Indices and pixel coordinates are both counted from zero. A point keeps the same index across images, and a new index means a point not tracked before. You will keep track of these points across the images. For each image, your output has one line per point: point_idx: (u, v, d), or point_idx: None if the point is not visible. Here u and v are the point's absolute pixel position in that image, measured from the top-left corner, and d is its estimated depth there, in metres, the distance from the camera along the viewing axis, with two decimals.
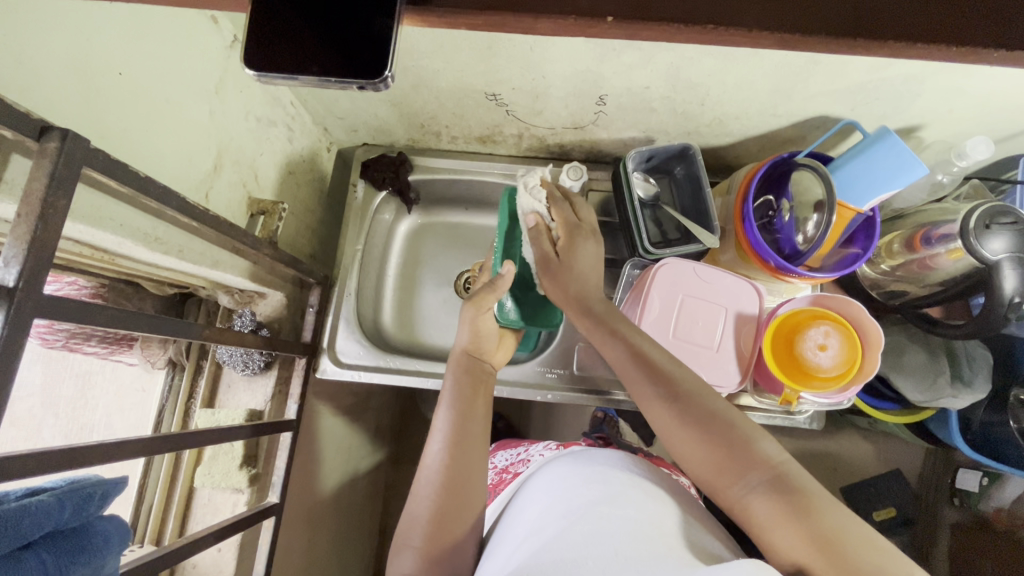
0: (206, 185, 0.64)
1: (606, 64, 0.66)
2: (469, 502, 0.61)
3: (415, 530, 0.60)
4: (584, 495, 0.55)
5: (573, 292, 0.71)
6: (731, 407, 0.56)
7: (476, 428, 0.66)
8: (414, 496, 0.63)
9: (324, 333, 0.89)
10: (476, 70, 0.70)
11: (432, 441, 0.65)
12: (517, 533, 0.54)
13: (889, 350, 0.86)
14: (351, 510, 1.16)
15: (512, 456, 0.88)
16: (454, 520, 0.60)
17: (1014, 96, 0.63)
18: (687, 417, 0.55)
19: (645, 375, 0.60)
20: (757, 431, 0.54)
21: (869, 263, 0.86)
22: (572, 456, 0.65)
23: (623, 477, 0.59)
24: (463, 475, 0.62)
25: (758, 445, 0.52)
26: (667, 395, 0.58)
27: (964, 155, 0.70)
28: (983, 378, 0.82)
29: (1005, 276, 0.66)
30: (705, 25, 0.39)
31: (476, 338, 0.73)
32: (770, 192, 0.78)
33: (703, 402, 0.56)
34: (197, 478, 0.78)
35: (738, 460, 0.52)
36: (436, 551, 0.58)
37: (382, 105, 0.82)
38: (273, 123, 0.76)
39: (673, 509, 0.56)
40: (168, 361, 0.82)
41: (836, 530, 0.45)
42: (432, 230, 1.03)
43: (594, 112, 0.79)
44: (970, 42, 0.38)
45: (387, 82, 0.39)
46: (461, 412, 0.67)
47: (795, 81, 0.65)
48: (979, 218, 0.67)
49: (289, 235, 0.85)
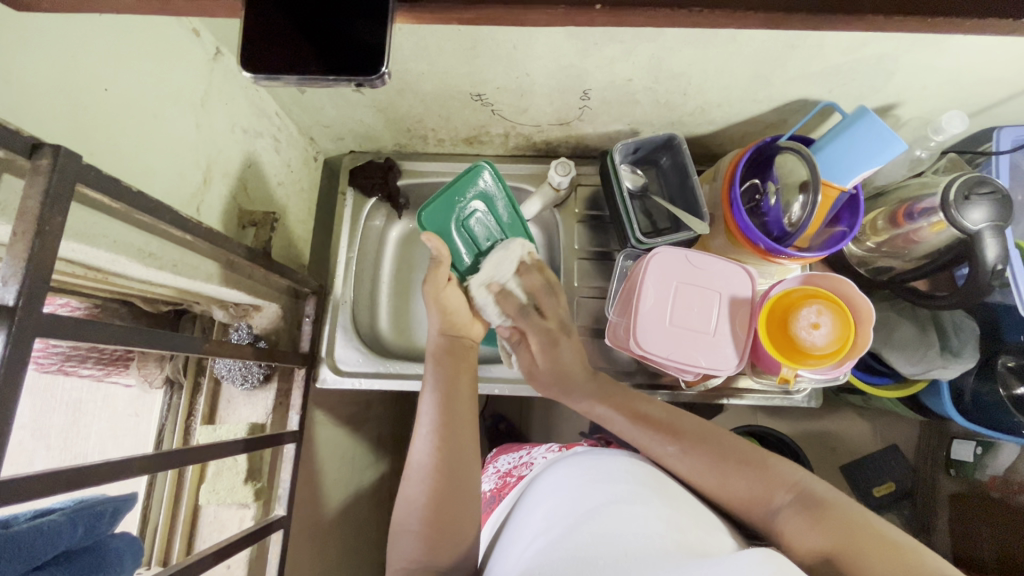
0: (196, 199, 0.63)
1: (589, 58, 0.67)
2: (462, 482, 0.62)
3: (412, 515, 0.60)
4: (591, 495, 0.55)
5: (557, 390, 0.75)
6: (742, 440, 0.60)
7: (461, 406, 0.68)
8: (408, 484, 0.63)
9: (321, 342, 0.88)
10: (461, 71, 0.71)
11: (420, 429, 0.66)
12: (525, 534, 0.55)
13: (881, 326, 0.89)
14: (357, 523, 1.15)
15: (513, 460, 0.88)
16: (449, 500, 0.60)
17: (983, 70, 0.65)
18: (702, 458, 0.60)
19: (658, 435, 0.63)
20: (770, 457, 0.58)
21: (855, 241, 0.88)
22: (578, 459, 0.66)
23: (627, 474, 0.60)
24: (455, 459, 0.63)
25: (773, 468, 0.56)
26: (677, 446, 0.61)
27: (939, 130, 0.70)
28: (971, 350, 0.85)
29: (986, 245, 0.68)
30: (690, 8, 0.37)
31: (443, 318, 0.75)
32: (755, 177, 0.79)
33: (715, 438, 0.61)
34: (201, 495, 0.77)
35: (762, 488, 0.55)
36: (437, 539, 0.58)
37: (368, 111, 0.82)
38: (260, 134, 0.76)
39: (682, 501, 0.56)
40: (165, 379, 0.79)
41: (857, 526, 0.47)
42: (423, 234, 1.04)
43: (578, 107, 0.79)
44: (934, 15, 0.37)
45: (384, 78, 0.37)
46: (445, 395, 0.68)
47: (774, 66, 0.67)
48: (958, 190, 0.69)
49: (282, 246, 0.84)
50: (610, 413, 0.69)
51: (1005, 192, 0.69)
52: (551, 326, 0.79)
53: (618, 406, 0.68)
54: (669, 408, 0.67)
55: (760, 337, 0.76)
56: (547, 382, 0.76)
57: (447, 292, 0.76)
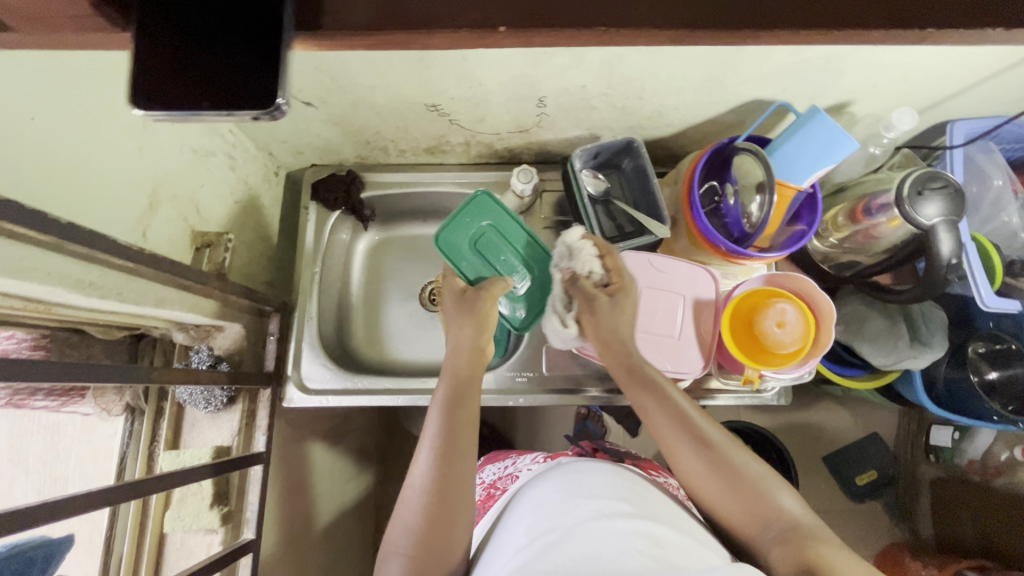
0: (141, 224, 0.62)
1: (540, 66, 0.67)
2: (455, 509, 0.60)
3: (403, 537, 0.58)
4: (574, 509, 0.56)
5: (608, 332, 0.72)
6: (753, 458, 0.60)
7: (465, 425, 0.65)
8: (402, 504, 0.61)
9: (287, 361, 0.87)
10: (413, 83, 0.71)
11: (422, 448, 0.64)
12: (505, 551, 0.55)
13: (852, 321, 0.94)
14: (342, 541, 1.13)
15: (499, 469, 0.87)
16: (441, 524, 0.58)
17: (931, 67, 0.65)
18: (713, 466, 0.60)
19: (679, 431, 0.62)
20: (775, 481, 0.58)
21: (818, 237, 0.88)
22: (563, 471, 0.66)
23: (606, 488, 0.60)
24: (453, 480, 0.61)
25: (776, 496, 0.57)
26: (698, 448, 0.61)
27: (890, 127, 0.71)
28: (941, 336, 0.89)
29: (940, 240, 0.69)
30: (597, 26, 0.40)
31: (478, 334, 0.75)
32: (714, 179, 0.78)
33: (729, 450, 0.60)
34: (166, 522, 0.75)
35: (758, 512, 0.56)
36: (425, 564, 0.57)
37: (325, 125, 0.81)
38: (212, 153, 0.74)
39: (665, 517, 0.57)
40: (126, 406, 0.76)
41: (842, 563, 0.49)
42: (392, 245, 1.03)
43: (536, 114, 0.79)
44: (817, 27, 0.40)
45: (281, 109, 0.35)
46: (449, 414, 0.65)
47: (725, 68, 0.67)
48: (911, 185, 0.69)
49: (241, 265, 0.83)
50: (646, 393, 0.67)
51: (957, 186, 0.70)
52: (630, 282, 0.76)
53: (656, 387, 0.67)
54: (691, 404, 0.66)
55: (727, 341, 0.76)
56: (604, 319, 0.73)
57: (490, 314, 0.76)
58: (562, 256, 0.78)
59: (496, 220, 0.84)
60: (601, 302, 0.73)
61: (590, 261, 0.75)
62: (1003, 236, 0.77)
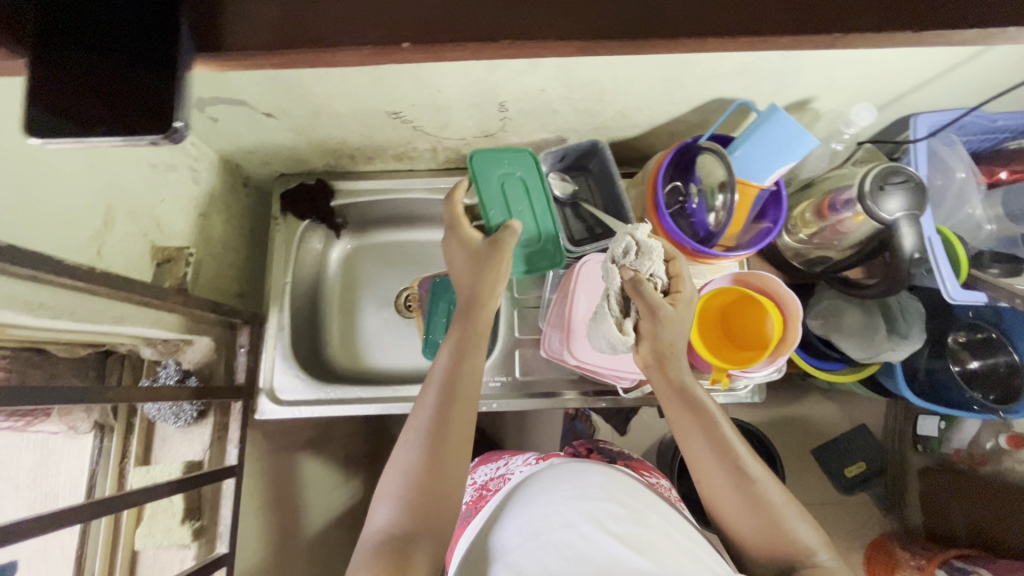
0: (96, 242, 0.61)
1: (496, 72, 0.66)
2: (454, 457, 0.58)
3: (399, 481, 0.57)
4: (565, 511, 0.58)
5: (669, 346, 0.66)
6: (785, 492, 0.60)
7: (468, 376, 0.64)
8: (400, 449, 0.60)
9: (259, 373, 0.87)
10: (371, 91, 0.70)
11: (426, 395, 0.62)
12: (503, 546, 0.58)
13: (831, 314, 0.95)
14: (339, 551, 1.13)
15: (491, 470, 0.86)
16: (438, 468, 0.57)
17: (886, 63, 0.65)
18: (746, 499, 0.59)
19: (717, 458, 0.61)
20: (801, 516, 0.58)
21: (788, 232, 0.87)
22: (559, 471, 0.67)
23: (599, 489, 0.62)
24: (454, 429, 0.59)
25: (801, 533, 0.57)
26: (735, 480, 0.60)
27: (849, 123, 0.71)
28: (917, 330, 0.90)
29: (902, 234, 0.69)
30: (501, 40, 0.35)
31: (493, 282, 0.71)
32: (678, 179, 0.78)
33: (764, 483, 0.59)
34: (138, 539, 0.75)
35: (783, 550, 0.57)
36: (418, 508, 0.55)
37: (289, 135, 0.80)
38: (172, 167, 0.74)
39: (657, 519, 0.60)
40: (94, 424, 0.75)
41: None
42: (367, 252, 1.03)
43: (499, 119, 0.79)
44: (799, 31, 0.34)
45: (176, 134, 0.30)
46: (456, 365, 0.64)
47: (682, 68, 0.66)
48: (873, 180, 0.69)
49: (208, 279, 0.82)
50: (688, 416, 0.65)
51: (917, 180, 0.70)
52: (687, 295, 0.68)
53: (700, 411, 0.64)
54: (731, 429, 0.64)
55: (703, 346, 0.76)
56: (666, 330, 0.65)
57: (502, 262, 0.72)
58: (624, 253, 0.65)
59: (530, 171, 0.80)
60: (665, 311, 0.64)
61: (656, 265, 0.66)
62: (967, 228, 0.78)
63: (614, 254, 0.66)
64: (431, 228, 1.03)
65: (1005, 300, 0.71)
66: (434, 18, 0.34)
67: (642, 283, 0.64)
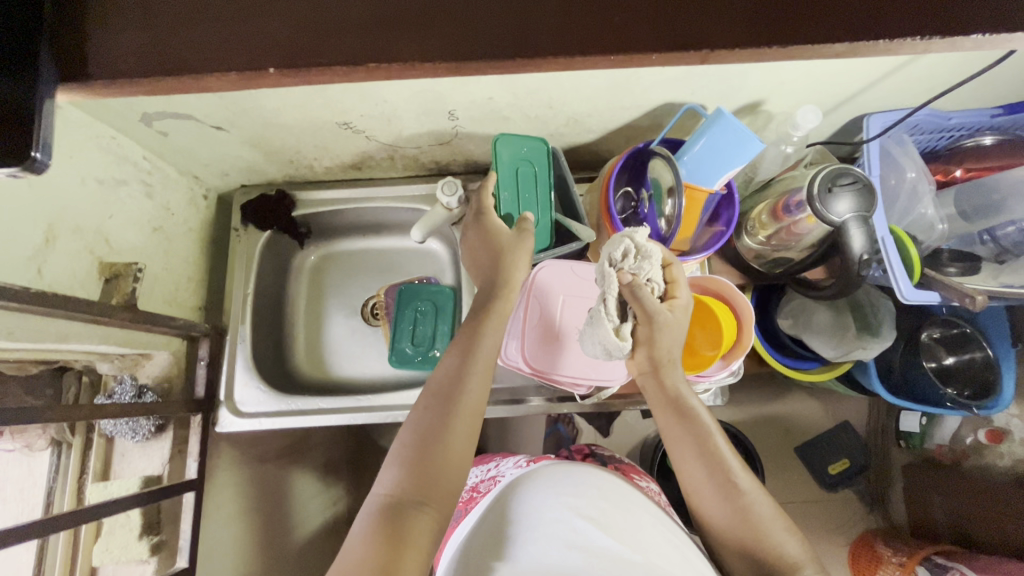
0: (36, 261, 0.61)
1: (439, 82, 0.66)
2: (464, 432, 0.57)
3: (410, 447, 0.56)
4: (557, 511, 0.59)
5: (667, 352, 0.63)
6: (769, 502, 0.59)
7: (484, 354, 0.63)
8: (411, 421, 0.58)
9: (219, 386, 0.87)
10: (317, 104, 0.70)
11: (440, 375, 0.62)
12: (493, 541, 0.58)
13: (800, 314, 0.94)
14: None
15: (482, 473, 0.82)
16: (444, 437, 0.56)
17: (831, 65, 0.65)
18: (730, 507, 0.59)
19: (703, 464, 0.61)
20: (784, 526, 0.58)
21: (747, 234, 0.86)
22: (542, 474, 0.65)
23: (592, 488, 0.63)
24: (465, 407, 0.59)
25: (782, 543, 0.57)
26: (721, 488, 0.59)
27: (796, 126, 0.72)
28: (888, 327, 0.89)
29: (851, 237, 0.69)
30: (372, 63, 0.41)
31: (518, 266, 0.72)
32: (630, 184, 0.78)
33: (749, 493, 0.59)
34: (96, 556, 0.75)
35: (769, 566, 0.56)
36: (427, 476, 0.54)
37: (243, 147, 0.81)
38: (123, 183, 0.74)
39: (644, 520, 0.61)
40: (50, 440, 0.75)
41: None
42: (333, 261, 1.03)
43: (451, 127, 0.79)
44: (629, 48, 0.41)
45: (39, 162, 0.38)
46: (470, 346, 0.63)
47: (627, 74, 0.66)
48: (821, 181, 0.69)
49: (165, 293, 0.82)
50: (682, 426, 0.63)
51: (865, 182, 0.70)
52: (686, 298, 0.64)
53: (693, 418, 0.63)
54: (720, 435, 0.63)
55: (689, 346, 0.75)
56: (664, 337, 0.61)
57: (524, 250, 0.73)
58: (622, 256, 0.58)
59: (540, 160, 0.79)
60: (663, 319, 0.60)
61: (654, 270, 0.59)
62: (920, 226, 0.77)
63: (611, 257, 0.59)
64: (397, 236, 1.03)
65: (957, 299, 0.70)
66: (290, 48, 0.41)
67: (640, 291, 0.59)
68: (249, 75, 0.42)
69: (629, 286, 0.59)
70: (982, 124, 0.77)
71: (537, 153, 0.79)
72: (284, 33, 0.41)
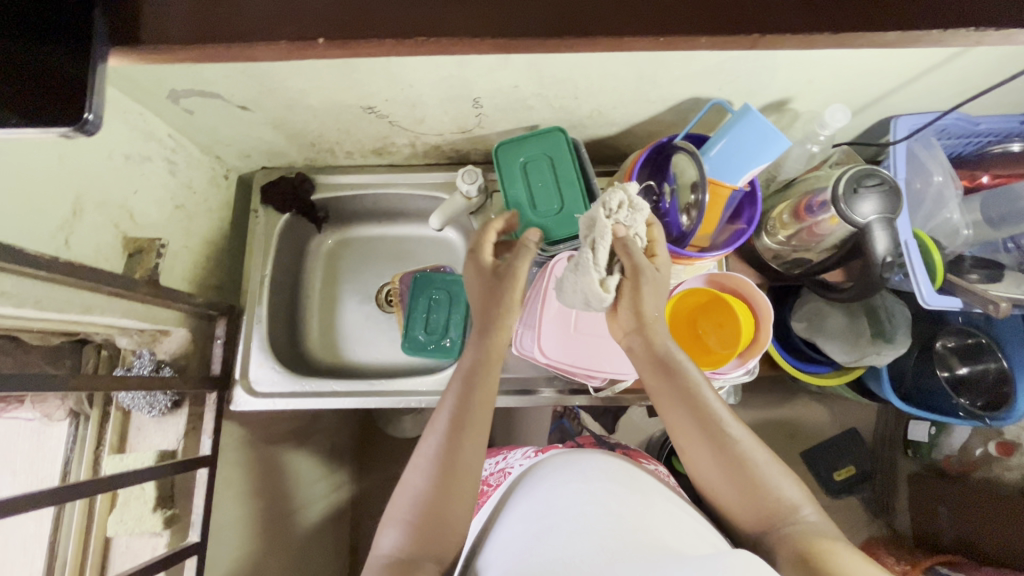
0: (63, 231, 0.62)
1: (467, 68, 0.66)
2: (460, 491, 0.57)
3: (408, 510, 0.56)
4: (559, 491, 0.58)
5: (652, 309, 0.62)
6: (763, 450, 0.58)
7: (478, 404, 0.61)
8: (407, 481, 0.59)
9: (234, 365, 0.88)
10: (343, 86, 0.70)
11: (434, 426, 0.61)
12: (504, 526, 0.58)
13: (814, 317, 0.93)
14: (325, 545, 1.13)
15: (490, 466, 0.82)
16: (439, 498, 0.56)
17: (862, 64, 0.64)
18: (726, 459, 0.58)
19: (691, 420, 0.59)
20: (782, 473, 0.58)
21: (767, 234, 0.85)
22: (551, 465, 0.66)
23: (600, 473, 0.63)
24: (459, 461, 0.58)
25: (780, 489, 0.56)
26: (714, 442, 0.58)
27: (824, 124, 0.71)
28: (903, 333, 0.88)
29: (875, 237, 0.68)
30: (415, 38, 0.41)
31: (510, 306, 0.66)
32: (652, 178, 0.77)
33: (744, 444, 0.58)
34: (110, 526, 0.76)
35: (765, 507, 0.56)
36: (427, 541, 0.54)
37: (266, 128, 0.81)
38: (148, 159, 0.75)
39: (654, 501, 0.60)
40: (68, 411, 0.76)
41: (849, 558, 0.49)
42: (349, 246, 1.03)
43: (474, 115, 0.79)
44: (669, 32, 0.40)
45: (88, 123, 0.38)
46: (465, 390, 0.62)
47: (655, 67, 0.65)
48: (847, 182, 0.68)
49: (184, 270, 0.83)
50: (668, 383, 0.61)
51: (891, 184, 0.69)
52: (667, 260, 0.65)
53: (679, 374, 0.61)
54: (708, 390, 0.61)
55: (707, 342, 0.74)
56: (649, 294, 0.61)
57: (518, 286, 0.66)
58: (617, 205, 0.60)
59: (554, 150, 0.78)
60: (650, 274, 0.60)
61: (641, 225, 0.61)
62: (944, 232, 0.77)
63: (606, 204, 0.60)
64: (413, 223, 1.03)
65: (980, 306, 0.70)
66: (335, 21, 0.41)
67: (631, 248, 0.59)
68: (289, 46, 0.42)
69: (621, 238, 0.60)
70: (1012, 131, 0.75)
71: (552, 143, 0.79)
72: (329, 7, 0.41)
